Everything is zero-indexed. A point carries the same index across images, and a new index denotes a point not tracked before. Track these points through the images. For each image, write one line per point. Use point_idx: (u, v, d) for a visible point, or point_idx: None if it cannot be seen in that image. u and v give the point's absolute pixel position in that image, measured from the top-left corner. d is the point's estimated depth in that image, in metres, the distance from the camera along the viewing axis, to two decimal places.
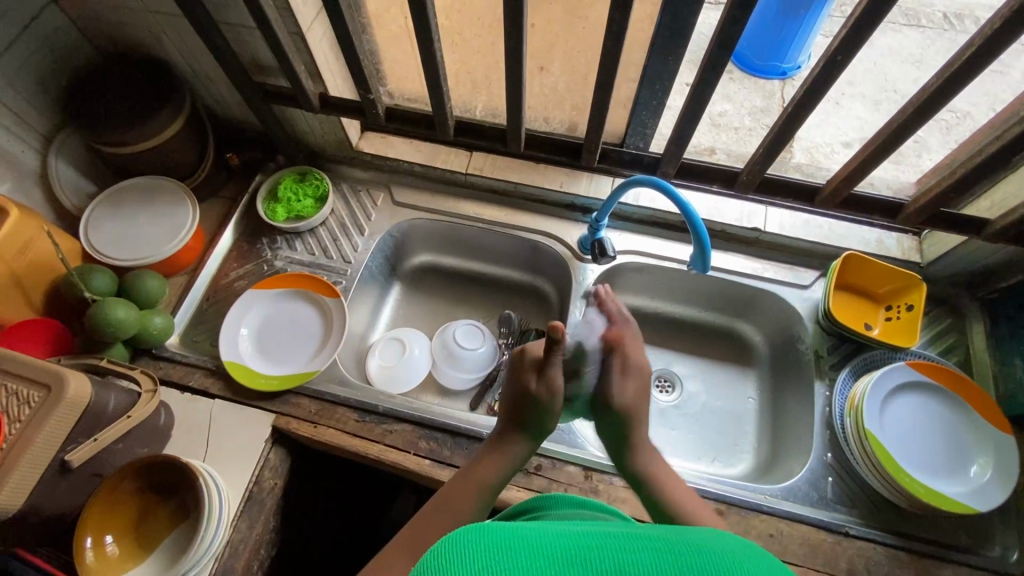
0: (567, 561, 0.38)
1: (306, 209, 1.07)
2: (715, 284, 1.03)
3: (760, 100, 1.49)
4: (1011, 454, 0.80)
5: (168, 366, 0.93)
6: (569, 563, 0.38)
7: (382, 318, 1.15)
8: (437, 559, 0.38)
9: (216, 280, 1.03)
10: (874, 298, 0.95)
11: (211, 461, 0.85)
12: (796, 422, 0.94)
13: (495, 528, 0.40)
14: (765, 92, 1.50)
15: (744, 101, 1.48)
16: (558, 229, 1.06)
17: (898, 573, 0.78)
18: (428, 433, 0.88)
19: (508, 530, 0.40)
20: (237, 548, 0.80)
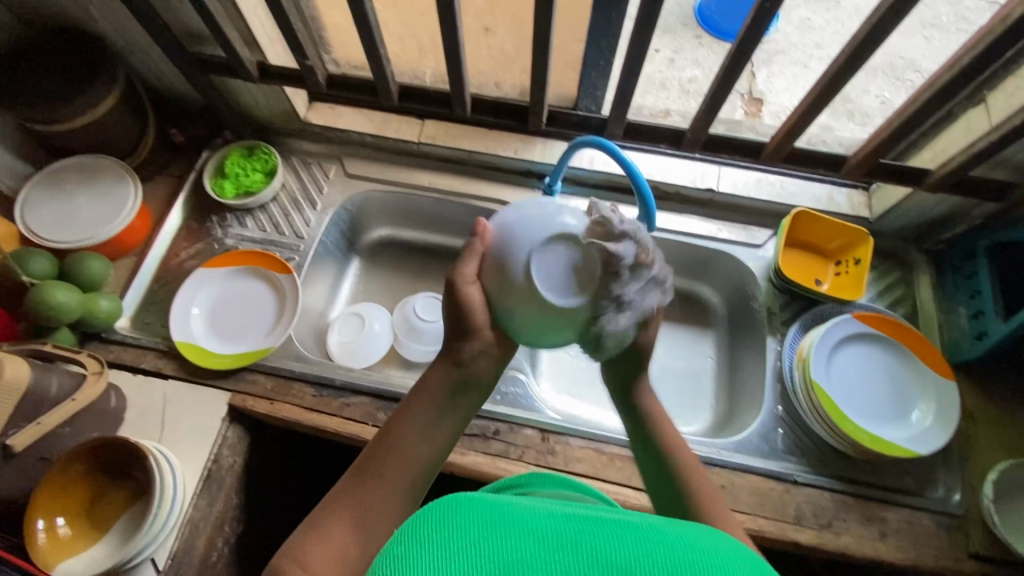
0: (555, 547, 0.37)
1: (255, 184, 1.04)
2: (673, 247, 1.03)
3: None
4: (951, 399, 0.83)
5: (119, 349, 0.92)
6: (556, 547, 0.37)
7: (342, 293, 1.13)
8: (418, 530, 0.38)
9: (165, 260, 1.00)
10: (824, 253, 0.97)
11: (166, 441, 0.84)
12: (751, 378, 0.96)
13: (485, 508, 0.40)
14: None
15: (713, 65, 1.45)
16: (514, 197, 1.05)
17: (844, 516, 0.80)
18: (385, 404, 0.88)
19: (496, 512, 0.40)
20: (196, 525, 0.80)
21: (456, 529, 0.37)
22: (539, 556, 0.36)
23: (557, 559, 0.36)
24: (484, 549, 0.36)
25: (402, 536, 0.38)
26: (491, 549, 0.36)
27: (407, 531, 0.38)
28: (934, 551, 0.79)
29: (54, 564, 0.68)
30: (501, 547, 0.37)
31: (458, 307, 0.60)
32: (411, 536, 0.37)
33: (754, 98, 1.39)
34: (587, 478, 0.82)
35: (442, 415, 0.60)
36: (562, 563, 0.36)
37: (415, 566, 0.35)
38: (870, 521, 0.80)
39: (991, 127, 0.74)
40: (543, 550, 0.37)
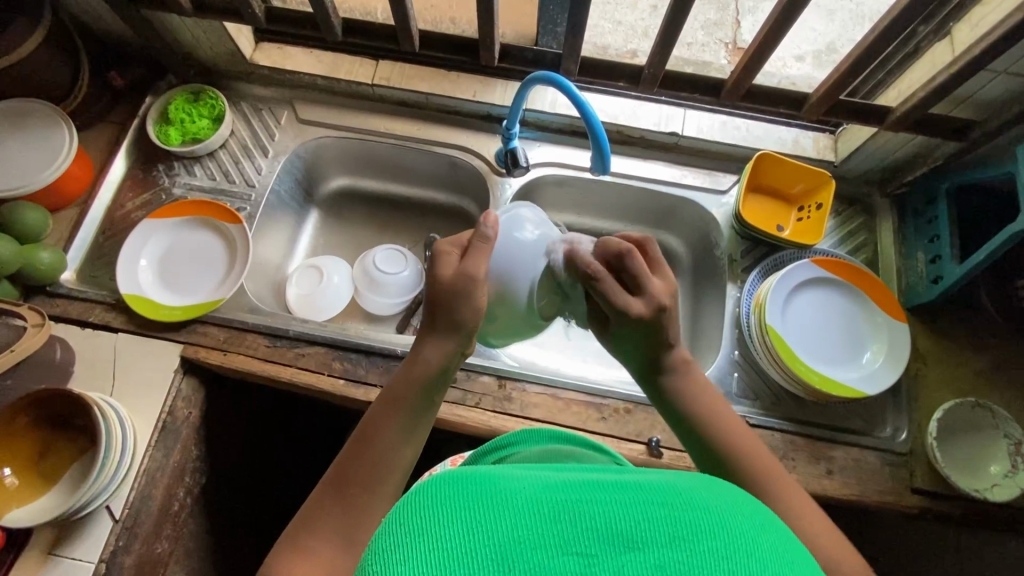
0: (553, 518, 0.34)
1: (201, 130, 0.99)
2: (638, 195, 1.01)
3: (713, 12, 1.37)
4: (902, 342, 0.84)
5: (64, 302, 0.88)
6: (555, 518, 0.34)
7: (301, 244, 1.11)
8: (406, 521, 0.34)
9: (111, 211, 0.97)
10: (787, 198, 0.96)
11: (117, 394, 0.83)
12: (711, 325, 0.96)
13: (473, 478, 0.37)
14: (719, 3, 1.38)
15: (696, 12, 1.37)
16: (474, 142, 1.01)
17: (793, 455, 0.82)
18: (341, 354, 0.87)
19: (483, 482, 0.37)
20: (152, 475, 0.80)
21: (444, 510, 0.34)
22: (534, 530, 0.33)
23: (553, 531, 0.33)
24: (477, 528, 0.33)
25: (390, 525, 0.35)
26: (483, 527, 0.33)
27: (393, 524, 0.34)
28: (877, 487, 0.81)
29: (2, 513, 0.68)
30: (492, 525, 0.33)
31: (454, 296, 0.60)
32: (397, 526, 0.34)
33: (738, 46, 1.33)
34: (543, 424, 0.82)
35: (414, 422, 0.59)
36: (561, 535, 0.33)
37: (404, 560, 0.32)
38: (818, 459, 0.82)
39: (953, 58, 0.71)
40: (539, 524, 0.34)
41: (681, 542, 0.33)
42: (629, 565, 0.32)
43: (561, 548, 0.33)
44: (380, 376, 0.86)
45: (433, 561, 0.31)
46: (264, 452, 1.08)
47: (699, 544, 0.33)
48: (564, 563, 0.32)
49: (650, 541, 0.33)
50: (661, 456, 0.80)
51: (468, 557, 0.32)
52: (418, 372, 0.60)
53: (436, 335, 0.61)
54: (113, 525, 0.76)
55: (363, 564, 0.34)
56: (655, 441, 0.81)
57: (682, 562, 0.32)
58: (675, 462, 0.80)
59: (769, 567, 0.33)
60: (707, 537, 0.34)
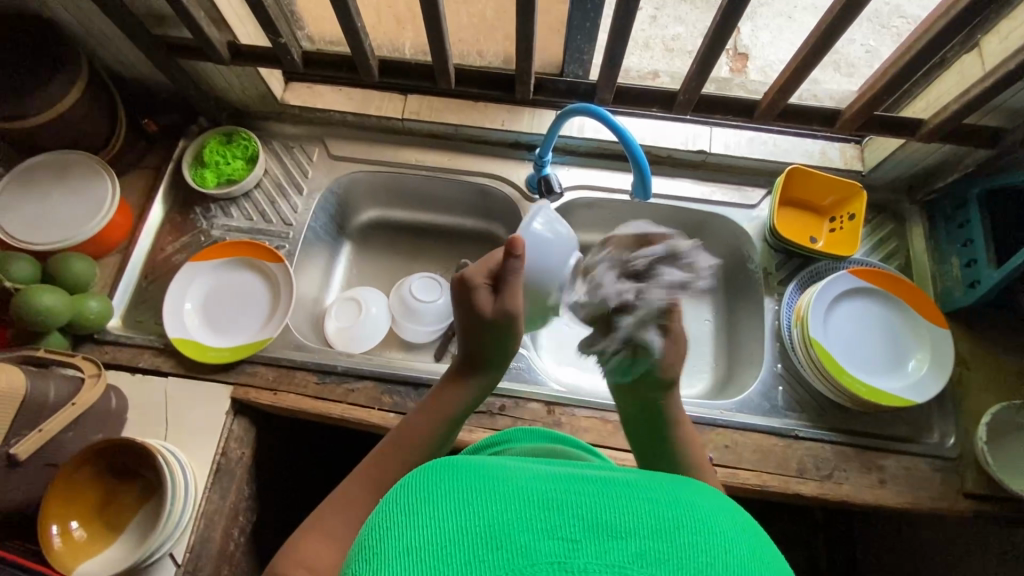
0: (541, 506, 0.35)
1: (236, 172, 1.01)
2: (667, 213, 1.02)
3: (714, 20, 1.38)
4: (945, 349, 0.85)
5: (114, 349, 0.90)
6: (541, 506, 0.35)
7: (335, 277, 1.12)
8: (406, 500, 0.37)
9: (152, 256, 0.98)
10: (819, 210, 0.97)
11: (172, 439, 0.84)
12: (749, 338, 0.98)
13: (472, 466, 0.39)
14: None
15: (697, 21, 1.37)
16: (502, 169, 1.03)
17: (844, 466, 0.83)
18: (390, 387, 0.88)
19: (477, 470, 0.39)
20: (211, 518, 0.81)
21: (441, 493, 0.37)
22: (524, 516, 0.35)
23: (542, 517, 0.35)
24: (468, 510, 0.35)
25: (387, 502, 0.37)
26: (475, 508, 0.35)
27: (397, 500, 0.37)
28: (931, 493, 0.81)
29: (73, 566, 0.69)
30: (484, 506, 0.35)
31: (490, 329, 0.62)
32: (395, 504, 0.37)
33: (741, 53, 1.33)
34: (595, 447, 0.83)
35: (438, 443, 0.64)
36: (547, 521, 0.35)
37: (401, 535, 0.34)
38: (869, 469, 0.82)
39: (985, 72, 0.73)
40: (528, 510, 0.35)
41: (661, 533, 0.34)
42: (612, 552, 0.33)
43: (547, 533, 0.34)
44: None
45: (427, 536, 0.34)
46: (309, 484, 1.09)
47: (678, 537, 0.34)
48: (549, 546, 0.33)
49: (634, 531, 0.34)
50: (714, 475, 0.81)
51: (461, 536, 0.34)
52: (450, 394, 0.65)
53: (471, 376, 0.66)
54: (176, 569, 0.77)
55: (360, 542, 0.36)
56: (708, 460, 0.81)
57: (663, 551, 0.34)
58: (728, 479, 0.81)
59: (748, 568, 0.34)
60: (689, 533, 0.35)
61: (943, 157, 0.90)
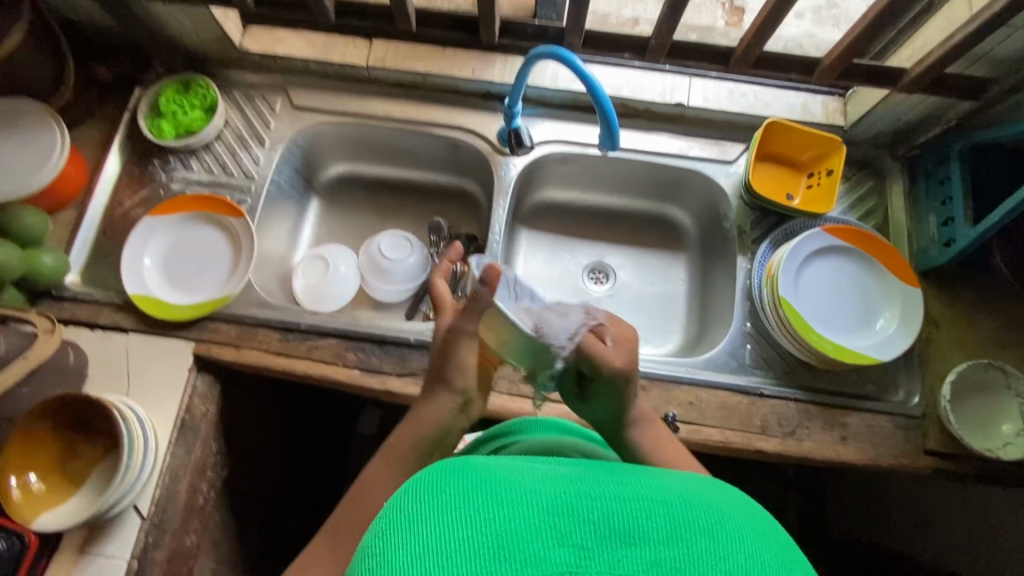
0: (552, 513, 0.36)
1: (194, 122, 0.97)
2: (644, 169, 1.00)
3: None
4: (915, 306, 0.84)
5: (72, 306, 0.88)
6: (552, 512, 0.36)
7: (304, 234, 1.09)
8: (414, 505, 0.37)
9: (110, 210, 0.95)
10: (797, 166, 0.95)
11: (134, 396, 0.83)
12: (721, 297, 0.97)
13: (480, 472, 0.39)
14: None
15: None
16: (474, 121, 0.99)
17: (808, 423, 0.83)
18: (355, 344, 0.87)
19: (485, 474, 0.39)
20: (176, 473, 0.81)
21: (453, 504, 0.36)
22: (535, 524, 0.35)
23: (552, 525, 0.35)
24: (478, 517, 0.35)
25: (394, 508, 0.38)
26: (487, 515, 0.36)
27: (406, 506, 0.37)
28: (892, 450, 0.82)
29: (31, 519, 0.69)
30: (493, 514, 0.35)
31: (445, 352, 0.63)
32: (402, 511, 0.37)
33: (736, 5, 1.25)
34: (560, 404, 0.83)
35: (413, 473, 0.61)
36: (558, 529, 0.35)
37: (409, 545, 0.34)
38: (832, 427, 0.83)
39: (970, 16, 0.69)
40: (540, 517, 0.35)
41: (673, 540, 0.35)
42: (625, 560, 0.34)
43: (558, 541, 0.34)
44: (394, 365, 0.86)
45: (434, 546, 0.34)
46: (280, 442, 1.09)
47: (694, 542, 0.35)
48: (561, 555, 0.34)
49: (646, 539, 0.35)
50: (677, 431, 0.81)
51: (470, 543, 0.34)
52: (425, 424, 0.62)
53: (435, 393, 0.63)
54: (141, 522, 0.77)
55: (369, 548, 0.37)
56: (672, 416, 0.82)
57: (675, 557, 0.34)
58: (691, 435, 0.81)
59: (765, 569, 0.34)
60: (703, 536, 0.35)
61: (926, 111, 0.87)
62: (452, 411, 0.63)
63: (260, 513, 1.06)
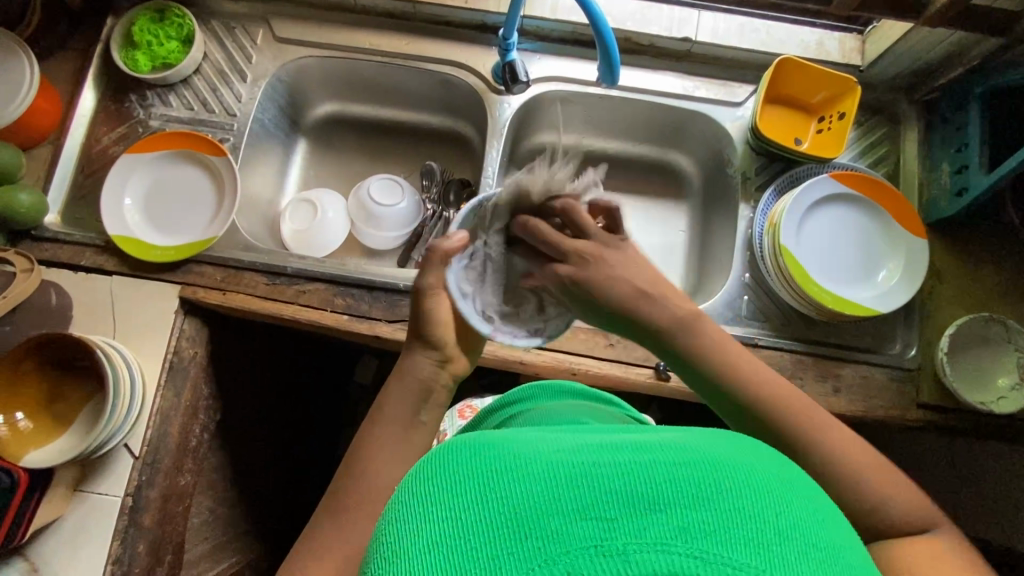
0: (570, 484, 0.33)
1: (171, 54, 0.91)
2: (646, 111, 0.95)
3: None
4: (920, 256, 0.81)
5: (53, 247, 0.85)
6: (570, 484, 0.33)
7: (292, 178, 1.06)
8: (423, 489, 0.35)
9: (87, 148, 0.91)
10: (808, 108, 0.90)
11: (120, 338, 0.82)
12: (721, 247, 0.94)
13: (491, 452, 0.37)
14: None
15: None
16: (466, 57, 0.93)
17: (801, 375, 0.82)
18: (343, 290, 0.85)
19: (497, 451, 0.37)
20: (167, 415, 0.81)
21: (464, 486, 0.34)
22: (553, 499, 0.32)
23: (570, 497, 0.32)
24: (492, 500, 0.33)
25: (403, 494, 0.36)
26: (500, 494, 0.33)
27: (415, 493, 0.36)
28: (884, 403, 0.81)
29: (20, 455, 0.69)
30: (508, 493, 0.33)
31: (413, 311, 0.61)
32: (411, 495, 0.36)
33: None
34: (551, 351, 0.82)
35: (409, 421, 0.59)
36: (578, 500, 0.32)
37: (422, 533, 0.33)
38: (825, 378, 0.82)
39: None
40: (556, 490, 0.32)
41: (704, 502, 0.31)
42: (654, 528, 0.30)
43: (579, 513, 0.31)
44: (384, 311, 0.85)
45: (448, 531, 0.32)
46: (274, 386, 1.10)
47: (727, 501, 0.32)
48: (584, 527, 0.31)
49: (676, 503, 0.31)
50: (669, 379, 0.81)
51: (484, 526, 0.32)
52: (407, 380, 0.60)
53: (413, 353, 0.61)
54: (133, 461, 0.78)
55: (379, 540, 0.35)
56: (664, 365, 0.81)
57: (710, 520, 0.31)
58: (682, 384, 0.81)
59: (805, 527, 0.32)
60: (734, 497, 0.32)
61: (949, 49, 0.81)
62: (433, 368, 0.61)
63: (259, 453, 1.08)
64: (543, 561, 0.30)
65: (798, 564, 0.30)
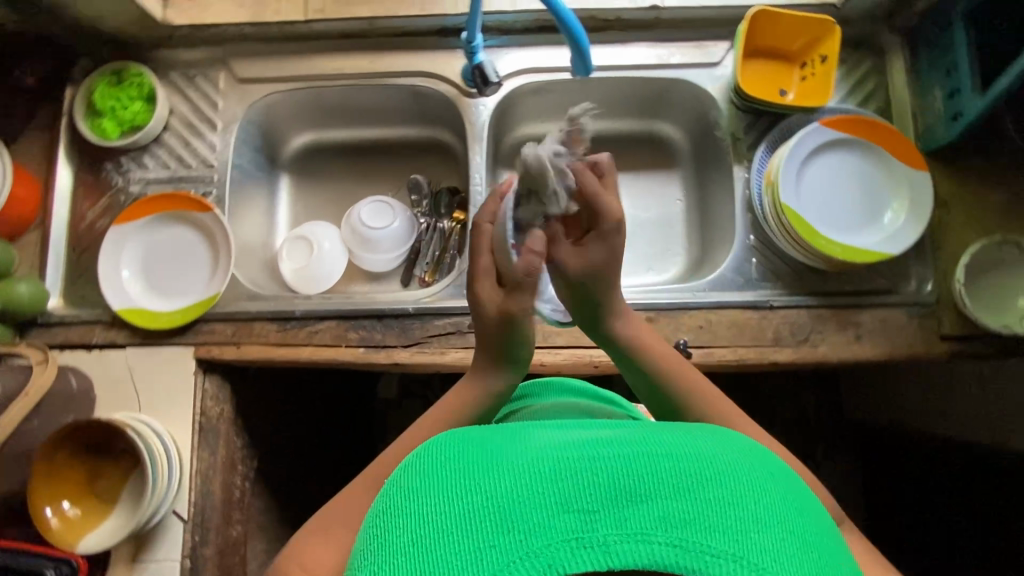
0: (556, 479, 0.38)
1: (138, 116, 0.90)
2: (624, 86, 0.93)
3: None
4: (923, 189, 0.80)
5: (62, 330, 0.85)
6: (555, 479, 0.38)
7: (281, 214, 1.05)
8: (422, 483, 0.41)
9: (74, 225, 0.90)
10: (789, 57, 0.87)
11: (146, 409, 0.82)
12: (721, 211, 0.93)
13: (485, 451, 0.42)
14: None
15: None
16: (433, 65, 0.91)
17: (821, 328, 0.82)
18: (354, 323, 0.85)
19: (491, 452, 0.42)
20: (207, 474, 0.82)
21: (460, 481, 0.40)
22: (540, 494, 0.38)
23: (557, 493, 0.38)
24: (486, 493, 0.39)
25: (402, 485, 0.42)
26: (493, 487, 0.39)
27: (413, 485, 0.41)
28: (907, 341, 0.81)
29: (75, 543, 0.71)
30: (499, 486, 0.39)
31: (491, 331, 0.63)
32: (410, 486, 0.41)
33: None
34: (569, 349, 0.82)
35: None
36: (564, 495, 0.38)
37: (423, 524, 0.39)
38: (845, 327, 0.82)
39: None
40: (541, 485, 0.38)
41: (677, 495, 0.37)
42: (631, 519, 0.37)
43: (562, 507, 0.37)
44: (398, 337, 0.85)
45: (446, 520, 0.38)
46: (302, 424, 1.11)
47: (699, 494, 0.37)
48: (567, 520, 0.37)
49: (652, 497, 0.37)
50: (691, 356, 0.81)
51: (479, 517, 0.38)
52: (468, 398, 0.66)
53: (497, 370, 0.66)
54: (183, 525, 0.80)
55: (380, 520, 0.41)
56: (684, 343, 0.81)
57: (683, 512, 0.37)
58: (705, 359, 0.80)
59: (773, 514, 0.38)
60: (705, 488, 0.38)
61: None
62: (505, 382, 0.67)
63: (299, 491, 1.10)
64: (533, 549, 0.36)
65: (774, 546, 0.36)
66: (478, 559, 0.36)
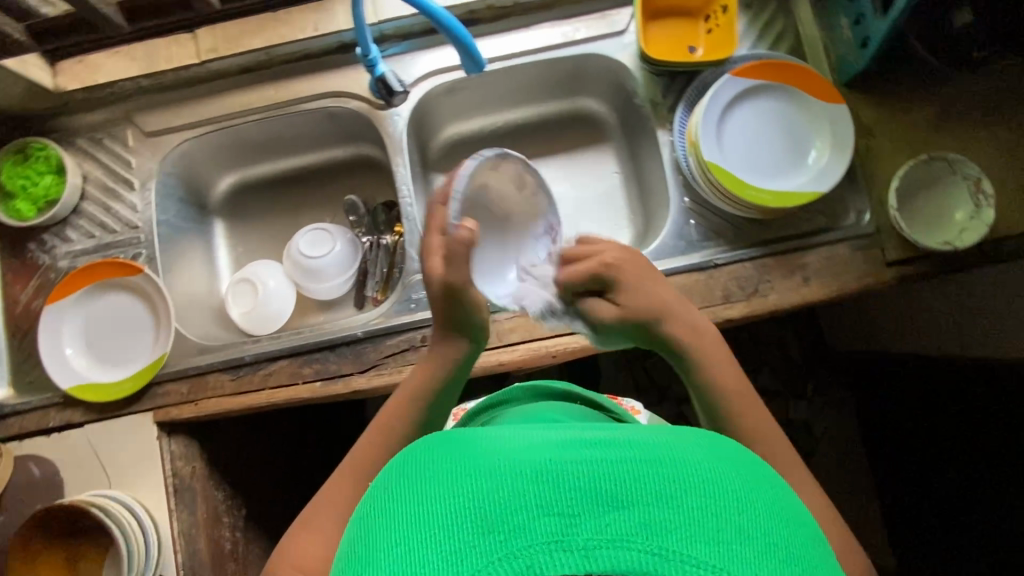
0: (537, 480, 0.34)
1: (51, 190, 0.88)
2: (536, 70, 0.91)
3: None
4: (843, 122, 0.79)
5: (17, 420, 0.84)
6: (536, 480, 0.34)
7: (222, 260, 1.03)
8: (401, 484, 0.37)
9: (9, 312, 0.88)
10: (692, 13, 0.86)
11: (115, 482, 0.81)
12: (654, 178, 0.92)
13: (465, 450, 0.38)
14: None
15: None
16: (339, 83, 0.89)
17: (769, 277, 0.81)
18: (307, 357, 0.84)
19: (472, 450, 0.38)
20: (189, 534, 0.82)
21: (438, 481, 0.36)
22: (520, 496, 0.34)
23: (537, 496, 0.34)
24: (463, 492, 0.35)
25: (380, 491, 0.38)
26: (471, 487, 0.35)
27: (392, 487, 0.38)
28: (856, 274, 0.81)
29: None
30: (476, 487, 0.35)
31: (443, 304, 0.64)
32: (389, 490, 0.38)
33: None
34: (525, 344, 0.82)
35: None
36: (545, 498, 0.34)
37: (393, 527, 0.35)
38: (793, 272, 0.81)
39: None
40: (521, 485, 0.34)
41: (663, 500, 0.34)
42: (613, 524, 0.33)
43: (541, 510, 0.33)
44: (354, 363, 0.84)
45: (418, 521, 0.34)
46: (287, 463, 1.10)
47: (684, 501, 0.34)
48: (545, 524, 0.33)
49: (636, 500, 0.34)
50: None
51: (452, 519, 0.34)
52: (424, 379, 0.67)
53: (450, 340, 0.67)
54: None
55: (357, 525, 0.38)
56: None
57: (669, 518, 0.33)
58: None
59: (761, 531, 0.34)
60: (693, 496, 0.34)
61: None
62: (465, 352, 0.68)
63: None
64: (508, 553, 0.32)
65: (760, 562, 0.33)
66: (448, 563, 0.32)
